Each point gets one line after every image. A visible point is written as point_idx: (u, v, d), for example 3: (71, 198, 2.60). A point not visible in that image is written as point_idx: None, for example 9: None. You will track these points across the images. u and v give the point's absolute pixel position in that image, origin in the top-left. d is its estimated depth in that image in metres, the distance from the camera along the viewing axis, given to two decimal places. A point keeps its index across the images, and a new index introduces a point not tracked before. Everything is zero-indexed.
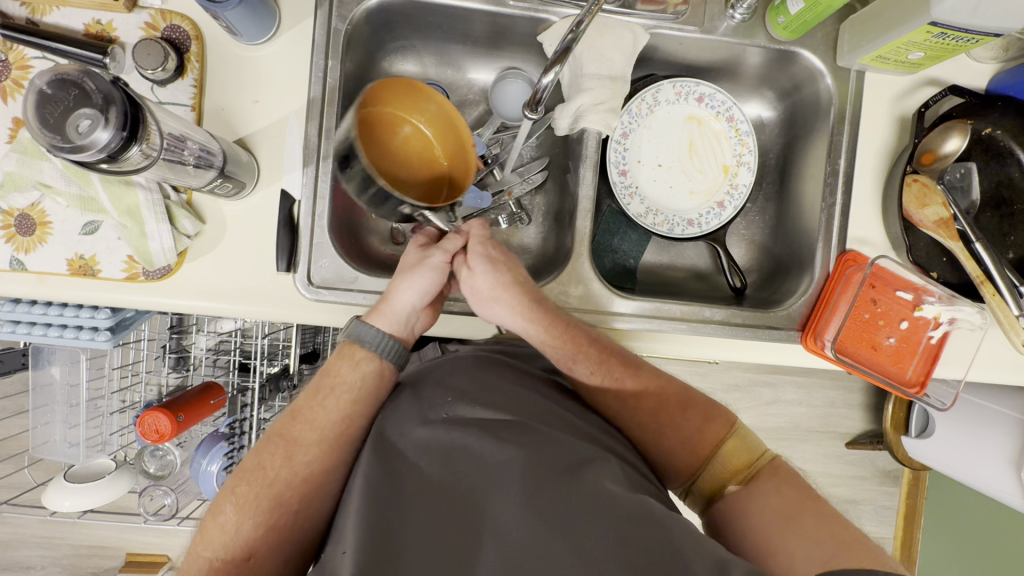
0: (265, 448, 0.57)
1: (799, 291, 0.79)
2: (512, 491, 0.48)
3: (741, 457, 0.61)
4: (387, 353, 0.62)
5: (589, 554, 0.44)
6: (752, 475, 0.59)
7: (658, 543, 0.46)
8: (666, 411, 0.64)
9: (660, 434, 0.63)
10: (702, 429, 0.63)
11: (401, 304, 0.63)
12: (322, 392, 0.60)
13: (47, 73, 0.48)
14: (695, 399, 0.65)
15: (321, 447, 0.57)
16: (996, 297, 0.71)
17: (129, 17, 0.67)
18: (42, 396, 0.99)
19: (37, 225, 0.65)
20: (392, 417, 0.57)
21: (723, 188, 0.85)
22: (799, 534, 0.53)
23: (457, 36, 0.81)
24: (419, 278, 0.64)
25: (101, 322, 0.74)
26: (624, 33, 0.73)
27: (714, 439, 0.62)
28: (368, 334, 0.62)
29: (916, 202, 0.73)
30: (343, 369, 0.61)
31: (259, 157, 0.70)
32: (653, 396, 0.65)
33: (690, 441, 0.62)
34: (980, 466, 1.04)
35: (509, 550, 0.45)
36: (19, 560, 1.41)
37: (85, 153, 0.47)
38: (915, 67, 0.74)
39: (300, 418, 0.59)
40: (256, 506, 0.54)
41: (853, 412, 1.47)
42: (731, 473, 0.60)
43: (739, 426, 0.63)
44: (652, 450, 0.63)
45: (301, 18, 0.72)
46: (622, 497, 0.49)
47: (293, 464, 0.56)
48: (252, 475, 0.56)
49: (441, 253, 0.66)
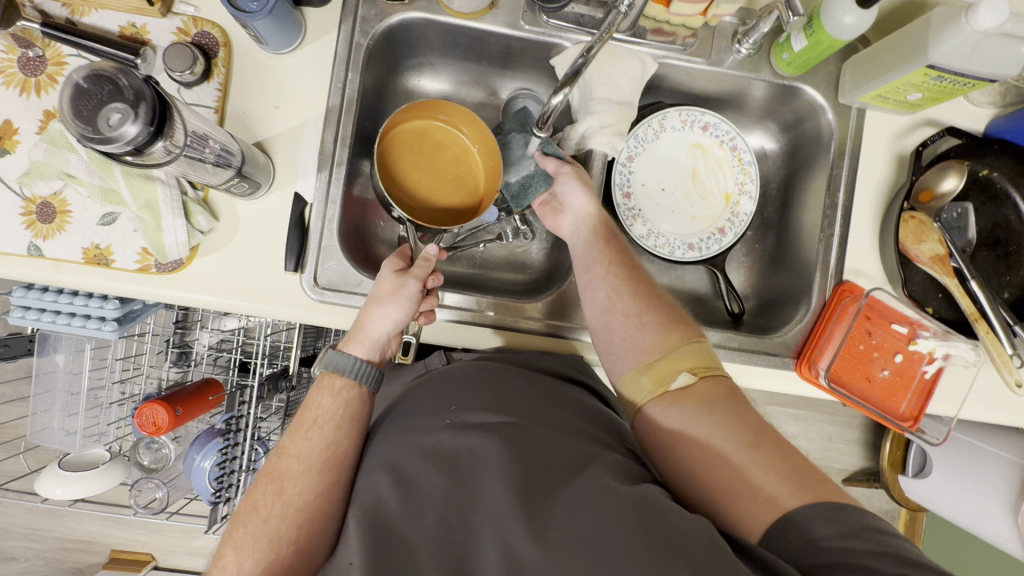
0: (256, 488, 0.58)
1: (795, 320, 0.80)
2: (516, 489, 0.48)
3: (694, 359, 0.58)
4: (365, 379, 0.64)
5: (601, 547, 0.44)
6: (711, 381, 0.57)
7: (662, 530, 0.45)
8: (646, 307, 0.63)
9: (634, 319, 0.63)
10: (672, 327, 0.61)
11: (376, 332, 0.65)
12: (303, 426, 0.60)
13: (85, 69, 0.51)
14: (669, 303, 0.64)
15: (308, 475, 0.58)
16: (989, 334, 0.71)
17: (162, 22, 0.71)
18: (44, 383, 1.01)
19: (58, 213, 0.68)
20: (395, 433, 0.59)
21: (724, 215, 0.87)
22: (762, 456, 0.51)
23: (473, 57, 0.84)
24: (390, 310, 0.65)
25: (109, 312, 0.75)
26: (633, 61, 0.76)
27: (676, 338, 0.60)
28: (338, 363, 0.63)
29: (913, 237, 0.75)
30: (325, 400, 0.62)
31: (276, 159, 0.73)
32: (646, 286, 0.66)
33: (660, 327, 0.62)
34: (974, 508, 1.03)
35: (516, 546, 0.45)
36: (5, 550, 1.40)
37: (113, 144, 0.49)
38: (913, 108, 0.76)
39: (284, 455, 0.59)
40: (255, 544, 0.54)
41: (849, 448, 1.46)
42: (686, 367, 0.58)
43: (701, 339, 0.61)
44: (622, 332, 0.63)
45: (325, 31, 0.75)
46: (624, 491, 0.48)
47: (283, 498, 0.56)
48: (246, 517, 0.56)
49: (415, 283, 0.66)
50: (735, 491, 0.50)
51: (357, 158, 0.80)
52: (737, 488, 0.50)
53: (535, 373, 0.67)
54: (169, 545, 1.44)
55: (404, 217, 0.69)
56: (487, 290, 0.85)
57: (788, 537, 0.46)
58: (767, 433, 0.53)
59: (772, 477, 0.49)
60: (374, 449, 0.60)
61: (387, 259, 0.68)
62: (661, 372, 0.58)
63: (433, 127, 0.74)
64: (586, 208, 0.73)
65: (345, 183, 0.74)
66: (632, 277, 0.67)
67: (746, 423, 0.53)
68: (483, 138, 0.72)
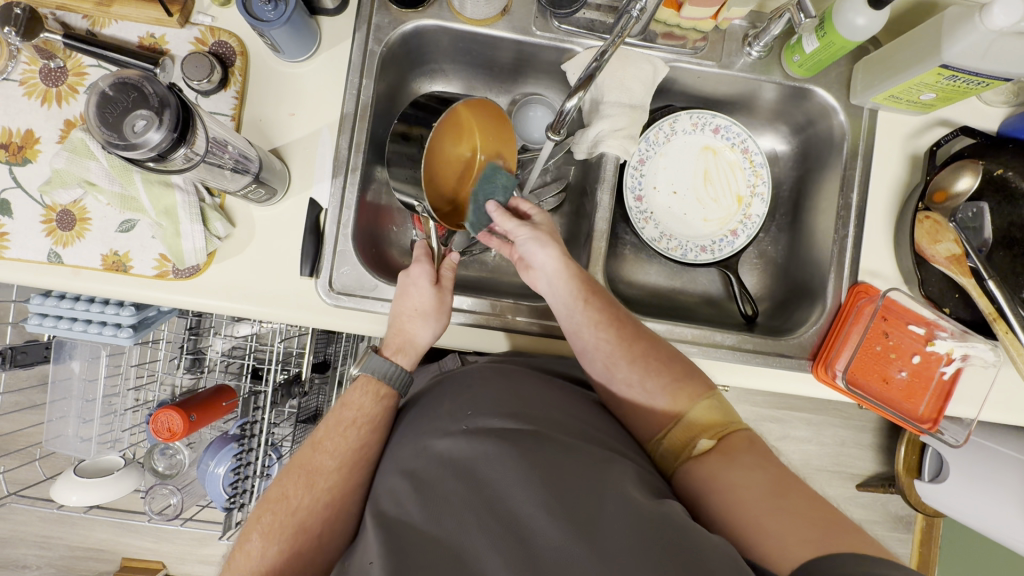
0: (285, 479, 0.58)
1: (810, 320, 0.79)
2: (536, 495, 0.48)
3: (710, 417, 0.60)
4: (394, 381, 0.65)
5: (616, 557, 0.43)
6: (729, 438, 0.58)
7: (678, 542, 0.45)
8: (649, 367, 0.63)
9: (638, 385, 0.63)
10: (682, 385, 0.62)
11: (420, 343, 0.67)
12: (340, 424, 0.61)
13: (111, 76, 0.51)
14: (673, 357, 0.65)
15: (341, 472, 0.58)
16: (1009, 333, 0.71)
17: (181, 32, 0.72)
18: (59, 390, 1.01)
19: (77, 221, 0.69)
20: (409, 439, 0.59)
21: (736, 217, 0.87)
22: (786, 509, 0.50)
23: (485, 63, 0.85)
24: (434, 323, 0.67)
25: (125, 319, 0.76)
26: (644, 65, 0.77)
27: (687, 398, 0.61)
28: (382, 368, 0.64)
29: (928, 238, 0.75)
30: (365, 402, 0.63)
31: (292, 166, 0.74)
32: (641, 344, 0.64)
33: (666, 389, 0.62)
34: (993, 513, 1.01)
35: (530, 551, 0.45)
36: (16, 558, 1.40)
37: (137, 151, 0.50)
38: (927, 108, 0.76)
39: (318, 448, 0.59)
40: (281, 533, 0.54)
41: (863, 453, 1.45)
42: (704, 430, 0.59)
43: (714, 394, 0.62)
44: (631, 400, 0.64)
45: (339, 39, 0.76)
46: (637, 503, 0.48)
47: (314, 491, 0.57)
48: (275, 505, 0.56)
49: (450, 294, 0.69)
50: (756, 542, 0.49)
51: (371, 165, 0.81)
52: (758, 539, 0.49)
53: (550, 377, 0.67)
54: (180, 553, 1.44)
55: (432, 213, 0.67)
56: (499, 292, 0.84)
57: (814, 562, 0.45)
58: (791, 488, 0.52)
59: (802, 521, 0.49)
60: (391, 451, 0.60)
61: (414, 267, 0.67)
62: (682, 439, 0.59)
63: (474, 124, 0.70)
64: (552, 262, 0.66)
65: (360, 189, 0.74)
66: (627, 338, 0.64)
67: (769, 476, 0.53)
68: (499, 164, 0.72)
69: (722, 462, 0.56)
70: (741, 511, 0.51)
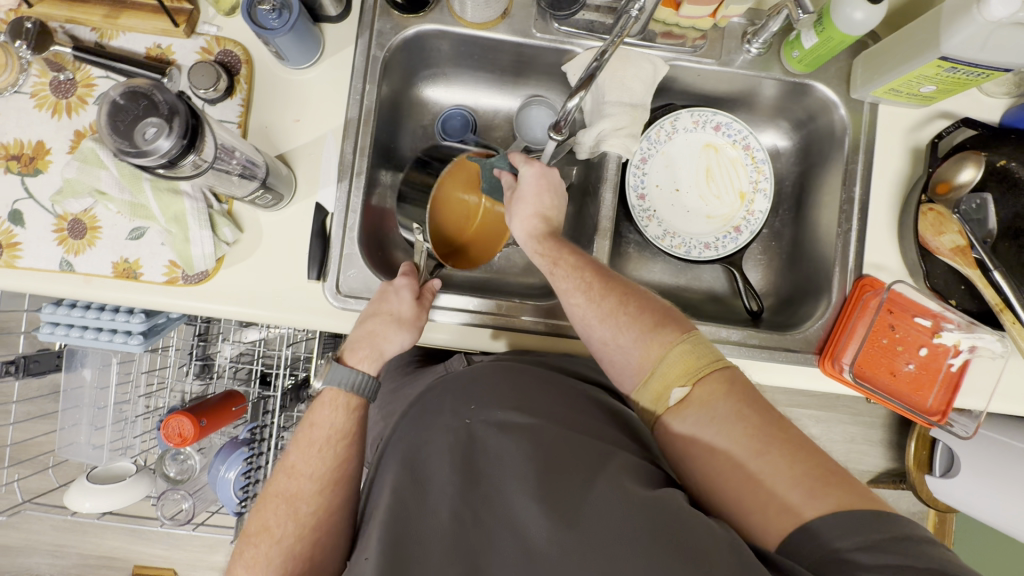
0: (265, 509, 0.58)
1: (817, 314, 0.79)
2: (529, 489, 0.48)
3: (685, 362, 0.56)
4: (361, 389, 0.63)
5: (609, 552, 0.44)
6: (705, 381, 0.55)
7: (675, 535, 0.44)
8: (620, 321, 0.61)
9: (612, 344, 0.61)
10: (651, 334, 0.59)
11: (389, 352, 0.66)
12: (311, 446, 0.60)
13: (121, 86, 0.53)
14: (642, 307, 0.61)
15: (321, 493, 0.58)
16: (1016, 325, 0.70)
17: (187, 43, 0.73)
18: (72, 397, 1.02)
19: (88, 230, 0.70)
20: (411, 434, 0.59)
21: (739, 214, 0.88)
22: (771, 471, 0.49)
23: (486, 66, 0.86)
24: (409, 334, 0.67)
25: (135, 326, 0.77)
26: (644, 64, 0.77)
27: (658, 346, 0.58)
28: (349, 378, 0.63)
29: (932, 230, 0.74)
30: (337, 418, 0.62)
31: (297, 171, 0.75)
32: (611, 299, 0.62)
33: (638, 341, 0.59)
34: (1007, 507, 1.00)
35: (526, 546, 0.45)
36: (29, 566, 1.42)
37: (148, 157, 0.51)
38: (927, 101, 0.76)
39: (293, 474, 0.59)
40: (269, 564, 0.55)
41: (873, 449, 1.44)
42: (678, 376, 0.56)
43: (691, 336, 0.58)
44: (610, 359, 0.62)
45: (343, 46, 0.77)
46: (633, 494, 0.48)
47: (296, 518, 0.57)
48: (258, 537, 0.56)
49: (426, 311, 0.70)
50: (748, 515, 0.49)
51: (375, 169, 0.82)
52: (749, 512, 0.49)
53: (552, 372, 0.67)
54: (190, 560, 1.44)
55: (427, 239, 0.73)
56: (504, 293, 0.85)
57: (808, 547, 0.46)
58: (777, 443, 0.50)
59: (778, 487, 0.48)
60: (393, 445, 0.60)
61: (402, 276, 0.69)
62: (661, 388, 0.57)
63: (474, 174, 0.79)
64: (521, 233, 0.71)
65: (365, 193, 0.75)
66: (601, 294, 0.63)
67: (752, 431, 0.51)
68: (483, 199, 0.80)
69: (700, 419, 0.53)
70: (725, 477, 0.51)
